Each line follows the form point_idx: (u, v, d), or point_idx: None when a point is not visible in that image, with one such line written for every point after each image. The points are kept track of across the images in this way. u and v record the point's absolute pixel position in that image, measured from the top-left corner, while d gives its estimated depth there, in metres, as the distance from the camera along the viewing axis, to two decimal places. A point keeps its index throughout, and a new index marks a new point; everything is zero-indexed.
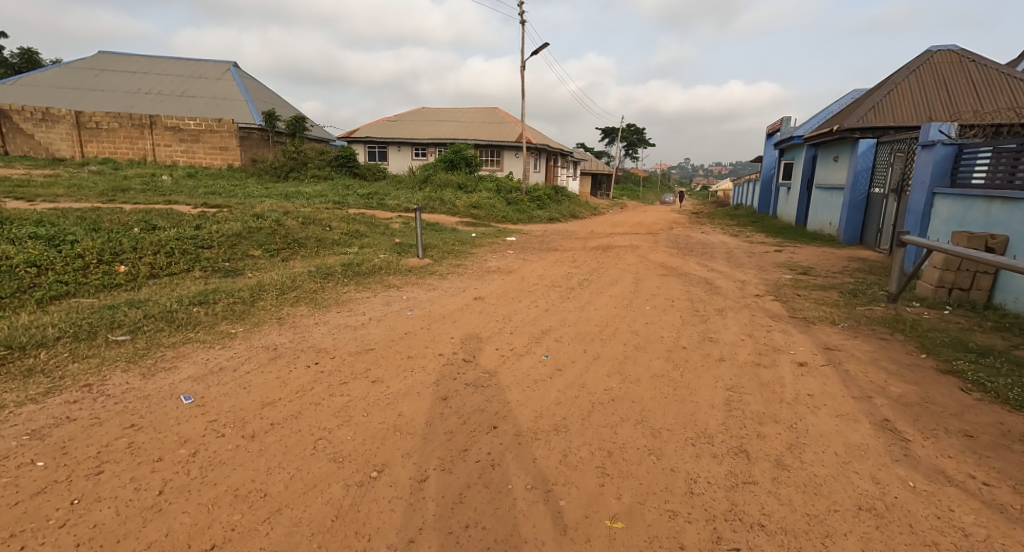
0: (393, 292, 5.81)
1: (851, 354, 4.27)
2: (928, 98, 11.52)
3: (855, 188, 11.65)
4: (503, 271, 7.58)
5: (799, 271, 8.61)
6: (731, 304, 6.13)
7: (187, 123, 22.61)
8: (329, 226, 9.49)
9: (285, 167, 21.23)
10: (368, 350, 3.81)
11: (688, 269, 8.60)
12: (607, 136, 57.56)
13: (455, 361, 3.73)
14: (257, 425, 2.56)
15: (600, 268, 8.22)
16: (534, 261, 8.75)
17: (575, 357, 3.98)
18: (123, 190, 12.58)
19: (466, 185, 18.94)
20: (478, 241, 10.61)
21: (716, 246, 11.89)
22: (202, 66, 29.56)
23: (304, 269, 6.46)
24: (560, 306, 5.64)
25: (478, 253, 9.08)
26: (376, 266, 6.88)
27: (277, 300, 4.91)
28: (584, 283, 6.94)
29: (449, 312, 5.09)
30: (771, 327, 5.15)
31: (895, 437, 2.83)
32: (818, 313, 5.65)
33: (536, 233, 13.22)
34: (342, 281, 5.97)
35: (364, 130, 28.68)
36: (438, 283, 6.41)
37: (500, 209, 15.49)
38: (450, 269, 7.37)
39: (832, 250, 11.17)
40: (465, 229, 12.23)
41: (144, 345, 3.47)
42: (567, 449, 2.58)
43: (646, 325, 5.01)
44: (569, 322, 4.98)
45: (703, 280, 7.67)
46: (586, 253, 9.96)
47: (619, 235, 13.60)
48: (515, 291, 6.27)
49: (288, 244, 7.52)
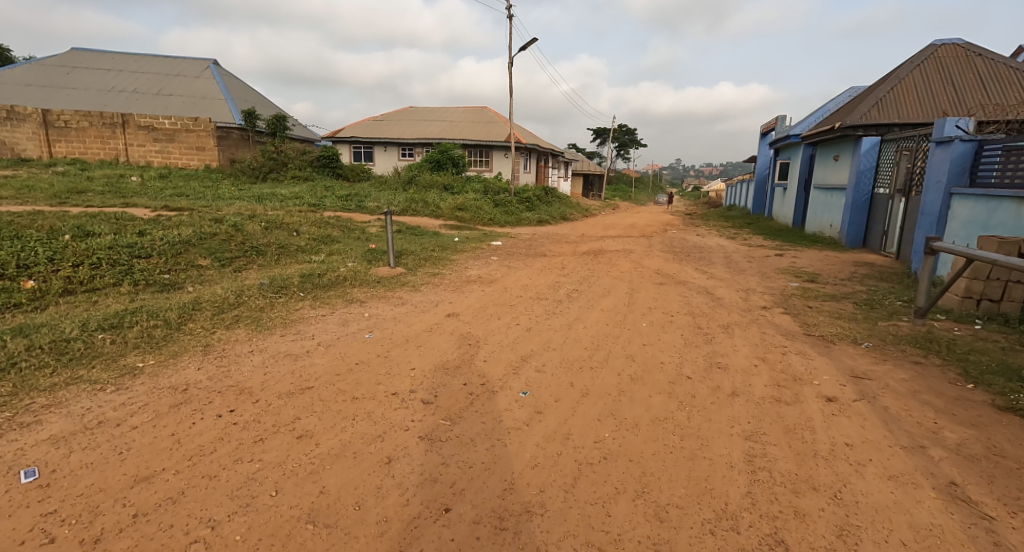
0: (356, 308, 5.10)
1: (886, 384, 3.62)
2: (934, 94, 11.00)
3: (859, 188, 11.13)
4: (484, 281, 6.88)
5: (804, 278, 7.99)
6: (737, 319, 5.49)
7: (162, 121, 21.70)
8: (298, 231, 8.75)
9: (264, 167, 20.39)
10: (305, 388, 3.10)
11: (686, 276, 7.95)
12: (598, 136, 57.13)
13: (411, 403, 3.03)
14: (113, 520, 1.84)
15: (591, 276, 7.56)
16: (520, 268, 8.06)
17: (558, 395, 3.29)
18: (80, 192, 11.75)
19: (453, 186, 18.22)
20: (460, 246, 9.92)
21: (713, 250, 11.27)
22: (180, 65, 28.64)
23: (257, 281, 5.72)
24: (545, 323, 4.96)
25: (459, 260, 8.38)
26: (341, 277, 6.16)
27: (210, 321, 4.17)
28: (573, 295, 6.27)
29: (415, 334, 4.39)
30: (786, 347, 4.50)
31: (972, 513, 2.17)
32: (836, 330, 5.01)
33: (524, 236, 12.55)
34: (297, 296, 5.25)
35: (349, 130, 27.88)
36: (409, 297, 5.71)
37: (487, 211, 14.81)
38: (426, 279, 6.67)
39: (836, 254, 10.61)
40: (448, 233, 11.54)
41: (7, 392, 2.72)
42: (543, 545, 1.90)
43: (644, 347, 4.34)
44: (553, 344, 4.30)
45: (703, 289, 7.02)
46: (576, 259, 9.30)
47: (611, 238, 12.93)
48: (494, 305, 5.59)
49: (245, 252, 6.77)
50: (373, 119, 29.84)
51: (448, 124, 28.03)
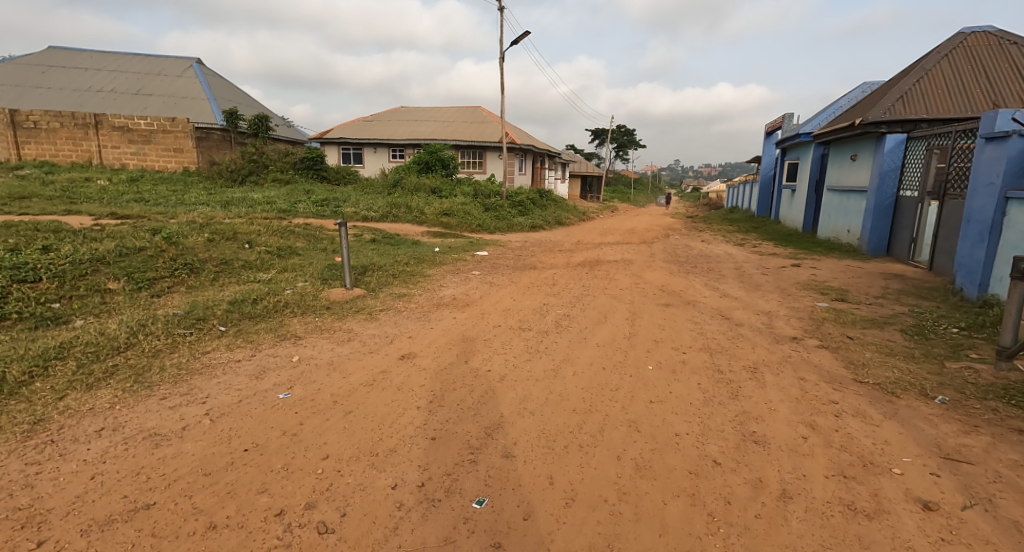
0: (288, 348, 4.02)
1: (998, 474, 2.54)
2: (965, 86, 9.97)
3: (881, 192, 10.23)
4: (458, 305, 5.79)
5: (832, 295, 6.95)
6: (765, 357, 4.42)
7: (137, 122, 20.64)
8: (252, 242, 7.67)
9: (243, 169, 19.32)
10: (139, 505, 2.02)
11: (696, 295, 6.88)
12: (596, 137, 56.24)
13: (298, 535, 1.95)
14: None
15: (585, 296, 6.52)
16: (503, 286, 6.98)
17: (530, 508, 2.23)
18: (24, 198, 10.66)
19: (441, 189, 17.16)
20: (440, 257, 8.86)
21: (722, 260, 10.20)
22: (162, 64, 27.62)
23: (173, 309, 4.63)
24: (525, 368, 3.88)
25: (435, 276, 7.32)
26: (282, 302, 5.08)
27: (64, 379, 3.06)
28: (563, 323, 5.21)
29: (349, 391, 3.30)
30: (836, 403, 3.46)
31: None
32: (893, 375, 3.94)
33: (514, 245, 11.48)
34: (215, 332, 4.16)
35: (337, 130, 26.85)
36: (360, 331, 4.63)
37: (476, 216, 13.76)
38: (389, 303, 5.61)
39: (860, 265, 9.57)
40: (429, 242, 10.49)
41: None
42: None
43: (652, 410, 3.28)
44: (531, 405, 3.25)
45: (717, 313, 5.94)
46: (569, 273, 8.25)
47: (609, 246, 11.86)
48: (464, 341, 4.53)
49: (174, 270, 5.69)
50: (363, 119, 28.80)
51: (441, 124, 26.98)
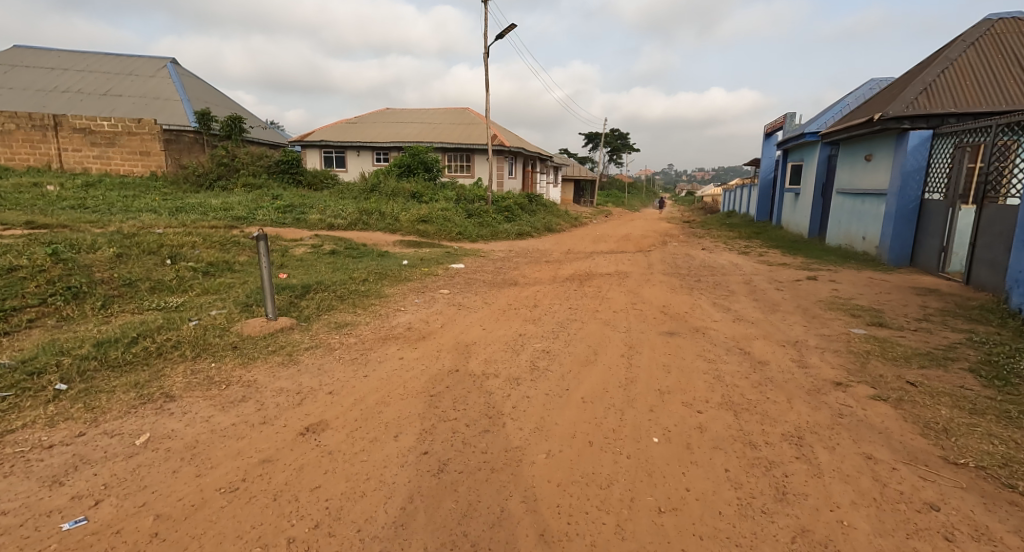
0: (140, 420, 2.76)
1: None
2: (997, 79, 8.96)
3: (904, 194, 9.25)
4: (410, 339, 4.63)
5: (865, 318, 5.84)
6: (809, 419, 3.25)
7: (100, 124, 19.37)
8: (177, 257, 6.45)
9: (212, 174, 18.11)
10: None
11: (704, 319, 5.72)
12: (590, 140, 55.40)
13: None
14: None
15: (571, 323, 5.37)
16: (473, 310, 5.82)
17: None
18: None
19: (422, 194, 15.99)
20: (406, 272, 7.71)
21: (728, 271, 9.12)
22: (134, 64, 26.37)
23: (7, 356, 3.39)
24: (478, 451, 2.70)
25: (394, 297, 6.15)
26: (170, 342, 3.83)
27: None
28: (540, 367, 4.02)
29: (187, 509, 2.07)
30: (935, 511, 2.30)
31: None
32: (998, 451, 2.79)
33: (496, 255, 10.33)
34: (42, 395, 2.92)
35: (318, 133, 25.68)
36: (264, 384, 3.40)
37: (457, 223, 12.63)
38: (319, 338, 4.40)
39: (884, 277, 8.52)
40: (399, 253, 9.34)
41: None
42: None
43: (665, 534, 2.11)
44: (476, 533, 2.07)
45: (733, 346, 4.81)
46: (554, 290, 7.12)
47: (601, 255, 10.77)
48: (404, 397, 3.34)
49: (47, 297, 4.45)
50: (345, 121, 27.65)
51: (427, 126, 25.87)
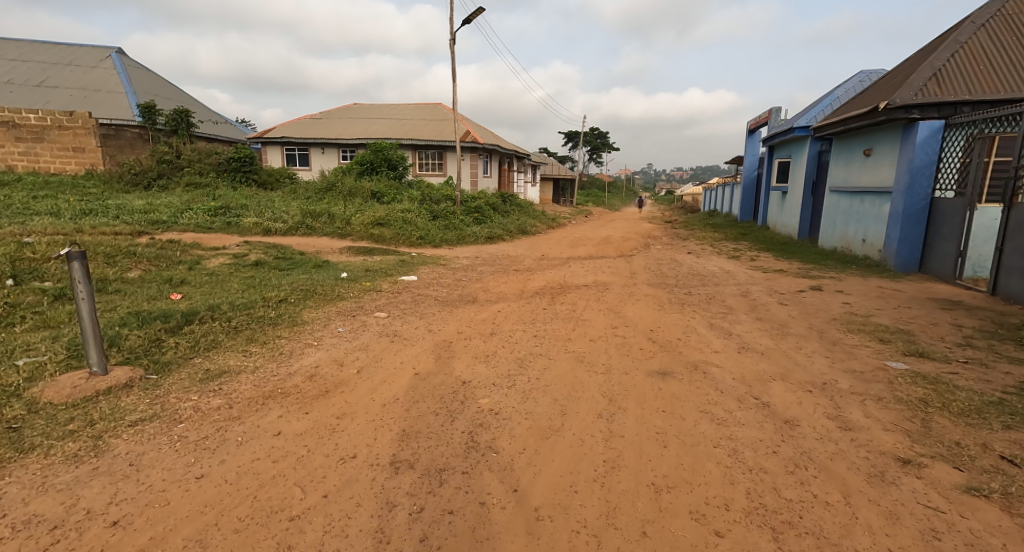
0: None
1: None
2: (1012, 63, 8.07)
3: (912, 193, 8.27)
4: (306, 397, 3.30)
5: (898, 344, 4.73)
6: (892, 546, 2.05)
7: (26, 116, 17.41)
8: (28, 275, 4.98)
9: (151, 172, 16.45)
10: None
11: (702, 350, 4.52)
12: (569, 140, 54.50)
13: None
14: None
15: (534, 361, 4.11)
16: (411, 343, 4.52)
17: None
18: None
19: (383, 194, 14.62)
20: (343, 288, 6.38)
21: (720, 280, 8.02)
22: (75, 53, 24.25)
23: None
24: None
25: (312, 325, 4.81)
26: None
27: None
28: (479, 447, 2.73)
29: None
30: None
31: None
32: None
33: (458, 263, 9.04)
34: None
35: (279, 129, 23.97)
36: (4, 508, 2.02)
37: (418, 226, 11.29)
38: (165, 402, 3.03)
39: (895, 286, 7.53)
40: (342, 262, 8.00)
41: None
42: None
43: None
44: None
45: (746, 393, 3.62)
46: (518, 309, 5.86)
47: (578, 262, 9.57)
48: (239, 528, 2.01)
49: None
50: (309, 117, 25.96)
51: (395, 122, 24.38)
